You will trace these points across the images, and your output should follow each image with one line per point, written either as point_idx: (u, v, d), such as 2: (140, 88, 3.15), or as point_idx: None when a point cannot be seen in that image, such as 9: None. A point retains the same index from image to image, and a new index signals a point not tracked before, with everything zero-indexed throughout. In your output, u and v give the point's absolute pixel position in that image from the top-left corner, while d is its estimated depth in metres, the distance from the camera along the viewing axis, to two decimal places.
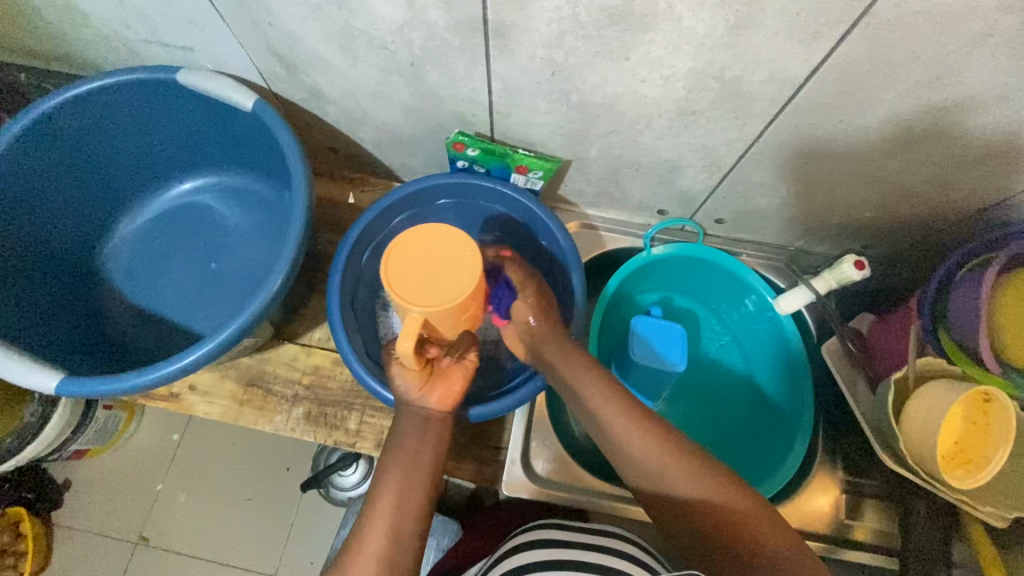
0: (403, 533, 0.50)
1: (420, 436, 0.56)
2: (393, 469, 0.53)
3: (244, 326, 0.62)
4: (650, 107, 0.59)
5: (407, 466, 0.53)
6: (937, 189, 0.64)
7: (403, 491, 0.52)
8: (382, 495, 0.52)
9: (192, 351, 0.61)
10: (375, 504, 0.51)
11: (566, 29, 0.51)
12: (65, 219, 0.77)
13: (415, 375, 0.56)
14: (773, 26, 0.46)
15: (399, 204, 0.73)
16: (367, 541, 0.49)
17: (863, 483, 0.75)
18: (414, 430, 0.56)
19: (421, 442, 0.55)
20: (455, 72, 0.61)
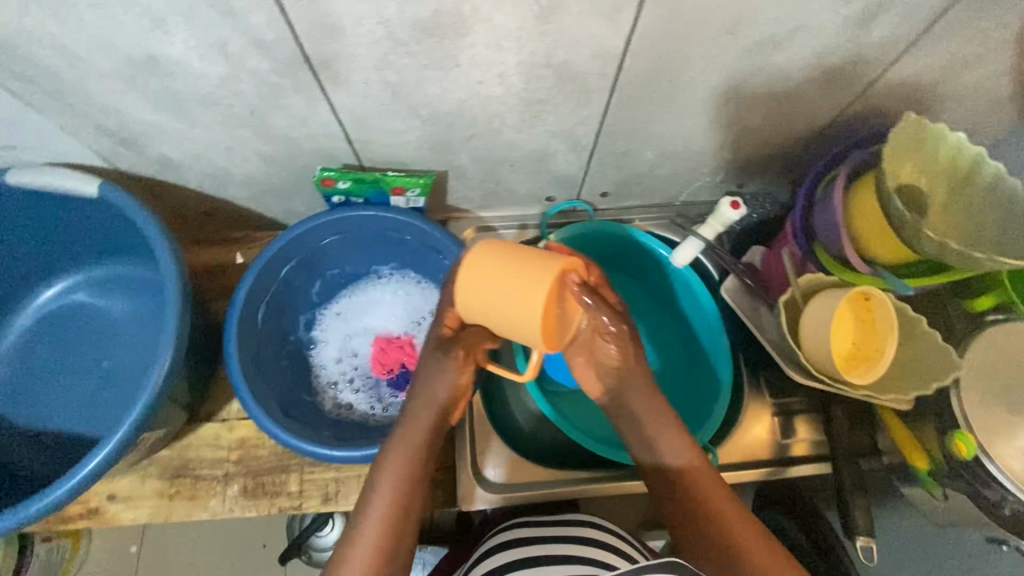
0: (397, 536, 0.55)
1: (424, 454, 0.57)
2: (393, 471, 0.56)
3: (140, 420, 0.59)
4: (498, 106, 0.61)
5: (404, 487, 0.56)
6: (778, 122, 0.69)
7: (405, 484, 0.56)
8: (384, 482, 0.56)
9: (87, 460, 0.57)
10: (378, 490, 0.56)
11: (388, 50, 0.51)
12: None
13: (458, 386, 0.57)
14: (575, 8, 0.48)
15: (286, 253, 0.71)
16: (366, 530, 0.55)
17: (790, 401, 0.80)
18: (420, 446, 0.57)
19: (426, 429, 0.57)
20: (298, 112, 0.60)
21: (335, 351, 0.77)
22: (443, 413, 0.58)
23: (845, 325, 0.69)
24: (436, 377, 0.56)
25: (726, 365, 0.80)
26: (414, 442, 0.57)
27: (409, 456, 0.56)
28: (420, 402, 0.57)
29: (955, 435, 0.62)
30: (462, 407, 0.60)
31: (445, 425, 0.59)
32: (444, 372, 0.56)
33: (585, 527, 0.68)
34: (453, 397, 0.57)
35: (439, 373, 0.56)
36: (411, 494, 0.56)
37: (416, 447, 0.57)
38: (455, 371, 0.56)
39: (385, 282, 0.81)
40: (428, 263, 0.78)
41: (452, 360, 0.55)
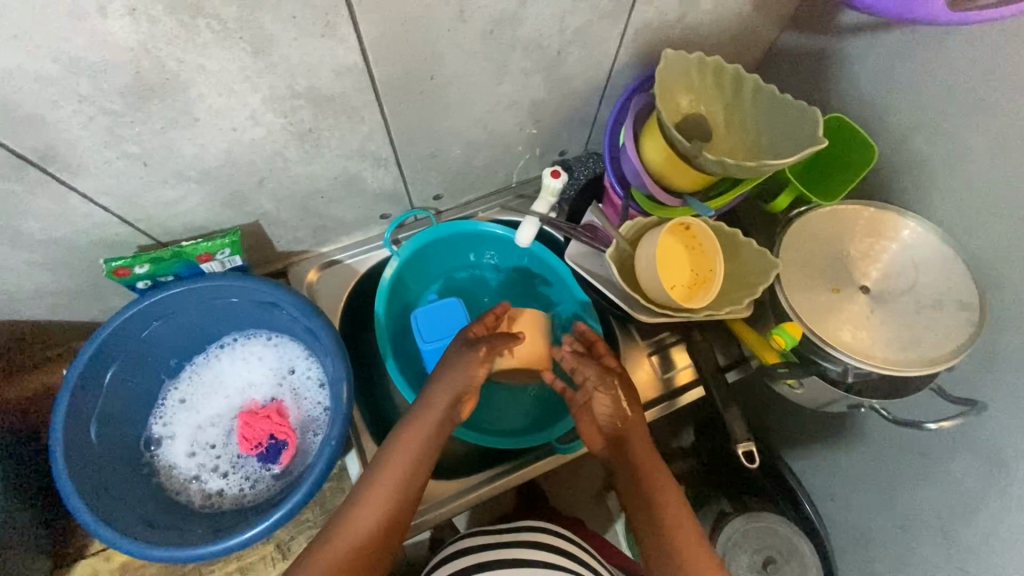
0: (400, 501, 0.59)
1: (432, 451, 0.62)
2: (418, 434, 0.62)
3: None
4: (269, 145, 0.58)
5: (406, 483, 0.60)
6: (562, 88, 0.71)
7: (419, 449, 0.61)
8: (407, 436, 0.62)
9: None
10: (400, 446, 0.61)
11: (109, 124, 0.48)
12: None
13: (477, 379, 0.65)
14: (286, 36, 0.46)
15: (104, 359, 0.65)
16: (370, 494, 0.58)
17: (661, 337, 0.84)
18: (432, 440, 0.62)
19: (457, 384, 0.64)
20: (51, 212, 0.55)
21: (187, 444, 0.73)
22: (457, 406, 0.65)
23: (678, 256, 0.71)
24: (457, 368, 0.65)
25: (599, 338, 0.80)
26: (427, 437, 0.62)
27: (417, 454, 0.61)
28: (441, 392, 0.64)
29: (775, 329, 0.66)
30: (468, 406, 0.66)
31: (459, 418, 0.66)
32: (468, 362, 0.65)
33: (534, 530, 0.77)
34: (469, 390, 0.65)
35: (461, 365, 0.64)
36: (410, 495, 0.60)
37: (427, 443, 0.62)
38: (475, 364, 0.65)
39: (232, 351, 0.77)
40: (272, 320, 0.75)
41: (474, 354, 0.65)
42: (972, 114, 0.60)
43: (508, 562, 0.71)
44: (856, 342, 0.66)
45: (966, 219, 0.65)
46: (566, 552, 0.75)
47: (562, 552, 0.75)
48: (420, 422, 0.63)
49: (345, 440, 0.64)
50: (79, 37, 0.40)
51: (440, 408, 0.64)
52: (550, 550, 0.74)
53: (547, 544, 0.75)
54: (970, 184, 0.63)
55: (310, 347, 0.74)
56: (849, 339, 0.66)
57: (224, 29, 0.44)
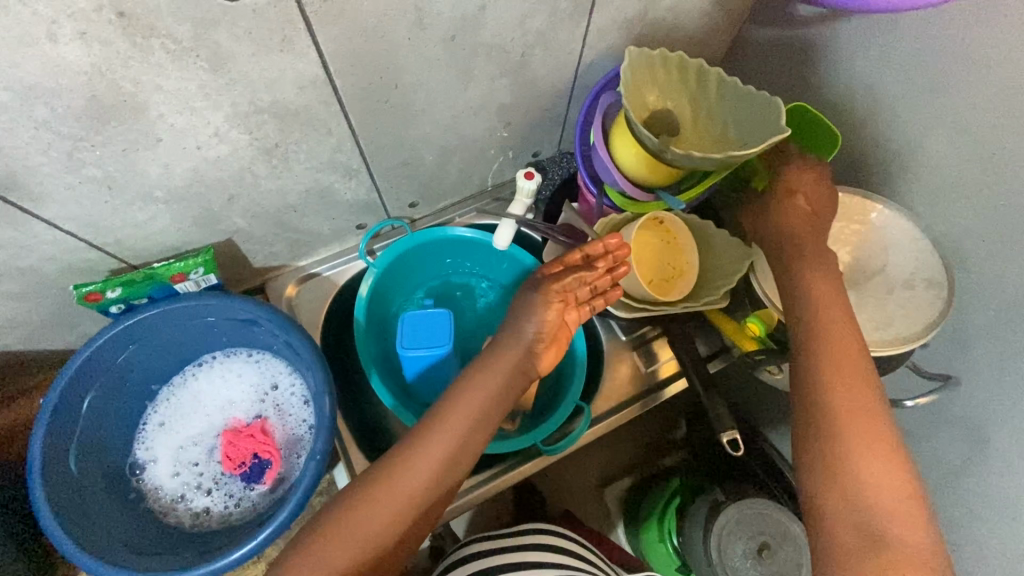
0: (463, 447, 0.58)
1: (482, 422, 0.59)
2: (488, 374, 0.61)
3: None
4: (236, 162, 0.58)
5: (448, 458, 0.57)
6: (530, 90, 0.72)
7: (487, 391, 0.60)
8: (480, 372, 0.61)
9: None
10: (470, 386, 0.61)
11: (66, 150, 0.47)
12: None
13: (548, 324, 0.63)
14: (243, 51, 0.46)
15: (78, 386, 0.64)
16: (437, 431, 0.57)
17: (643, 331, 0.84)
18: (481, 411, 0.60)
19: (527, 323, 0.63)
20: (14, 241, 0.54)
21: (169, 466, 0.72)
22: (526, 357, 0.63)
23: (654, 249, 0.72)
24: (530, 312, 0.63)
25: (579, 339, 0.80)
26: (477, 407, 0.59)
27: (461, 426, 0.58)
28: (506, 348, 0.63)
29: (752, 316, 0.70)
30: (549, 355, 0.64)
31: (532, 369, 0.64)
32: (536, 305, 0.63)
33: (539, 532, 0.78)
34: (542, 335, 0.63)
35: (530, 311, 0.63)
36: (448, 471, 0.57)
37: (478, 413, 0.59)
38: (544, 309, 0.63)
39: (211, 369, 0.76)
40: (252, 337, 0.74)
41: (543, 295, 0.63)
42: (928, 96, 0.62)
43: (514, 564, 0.71)
44: None
45: (930, 199, 0.66)
46: (564, 551, 0.75)
47: (561, 550, 0.75)
48: (476, 389, 0.60)
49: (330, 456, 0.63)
50: (30, 63, 0.40)
51: (501, 368, 0.61)
52: (554, 551, 0.75)
53: (552, 546, 0.75)
54: (931, 165, 0.64)
55: (293, 363, 0.73)
56: None
57: (180, 48, 0.43)
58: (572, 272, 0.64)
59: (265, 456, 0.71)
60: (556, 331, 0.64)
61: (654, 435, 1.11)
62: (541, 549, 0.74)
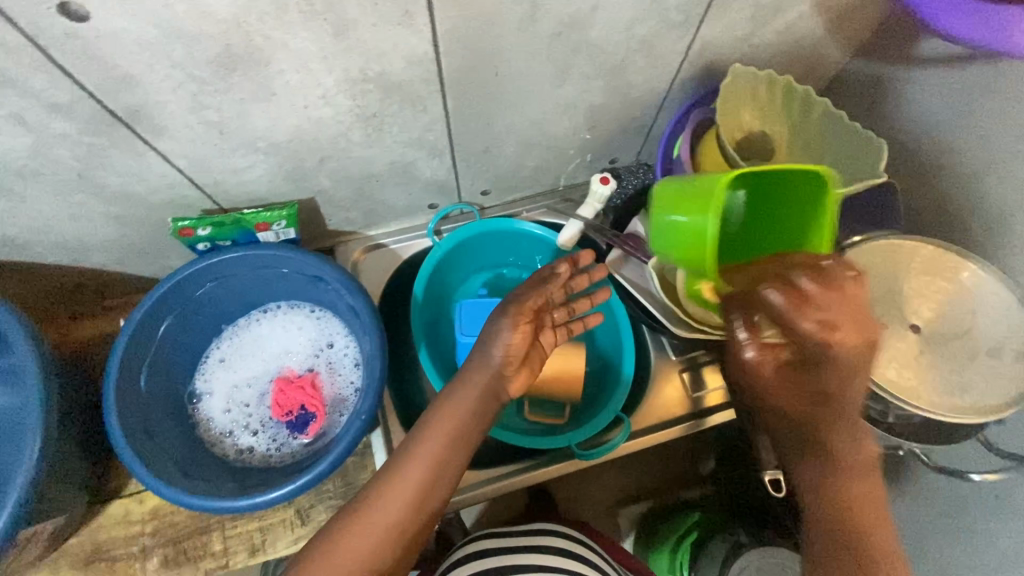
0: (443, 471, 0.55)
1: (457, 446, 0.56)
2: (460, 398, 0.57)
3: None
4: (335, 125, 0.61)
5: (424, 485, 0.54)
6: (623, 94, 0.72)
7: (458, 414, 0.57)
8: (455, 396, 0.57)
9: None
10: (442, 411, 0.57)
11: (194, 90, 0.51)
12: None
13: (515, 346, 0.59)
14: (366, 20, 0.48)
15: (158, 313, 0.69)
16: (412, 460, 0.55)
17: (696, 355, 0.82)
18: (455, 434, 0.56)
19: (496, 346, 0.58)
20: (131, 167, 0.59)
21: (223, 401, 0.76)
22: (496, 382, 0.58)
23: None
24: (495, 333, 0.59)
25: (629, 358, 0.79)
26: (450, 431, 0.56)
27: (434, 452, 0.55)
28: (473, 373, 0.58)
29: None
30: (520, 378, 0.60)
31: (503, 393, 0.58)
32: (501, 328, 0.59)
33: (555, 537, 0.77)
34: (510, 357, 0.58)
35: (497, 332, 0.59)
36: (426, 495, 0.54)
37: (452, 437, 0.56)
38: (510, 331, 0.59)
39: (274, 318, 0.80)
40: (317, 293, 0.77)
41: (509, 319, 0.59)
42: None
43: (544, 568, 0.71)
44: (900, 381, 0.62)
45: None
46: (583, 560, 0.75)
47: (579, 559, 0.75)
48: (446, 417, 0.56)
49: (366, 429, 0.65)
50: (181, 6, 0.43)
51: (471, 391, 0.58)
52: (571, 559, 0.74)
53: (572, 553, 0.75)
54: None
55: (349, 324, 0.76)
56: (895, 377, 0.63)
57: (311, 9, 0.46)
58: (544, 293, 0.62)
59: (299, 412, 0.74)
60: (523, 353, 0.59)
61: (681, 463, 1.09)
62: (558, 555, 0.74)
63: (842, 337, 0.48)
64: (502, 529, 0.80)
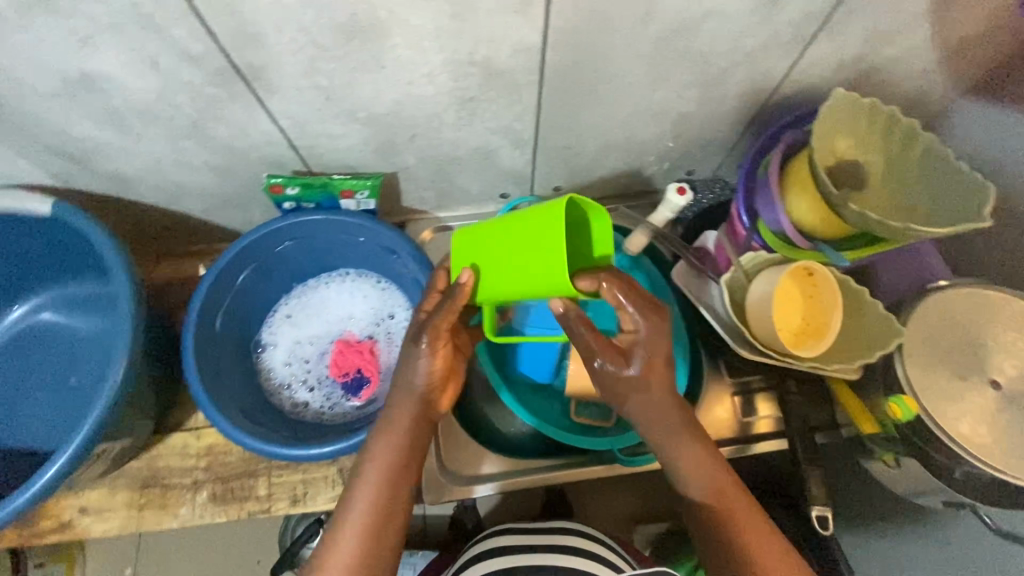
0: (394, 498, 0.54)
1: (401, 477, 0.55)
2: (393, 425, 0.56)
3: (79, 447, 0.60)
4: (432, 105, 0.63)
5: (379, 519, 0.53)
6: (715, 106, 0.71)
7: (393, 444, 0.55)
8: (391, 427, 0.56)
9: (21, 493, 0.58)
10: (379, 439, 0.56)
11: (312, 55, 0.53)
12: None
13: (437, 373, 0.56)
14: (486, 5, 0.50)
15: (240, 262, 0.73)
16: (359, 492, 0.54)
17: (749, 380, 0.80)
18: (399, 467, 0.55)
19: (417, 377, 0.56)
20: (239, 122, 0.62)
21: (285, 355, 0.80)
22: (425, 409, 0.57)
23: (792, 300, 0.70)
24: (413, 369, 0.56)
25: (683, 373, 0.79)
26: (391, 465, 0.55)
27: (378, 491, 0.54)
28: (399, 404, 0.56)
29: (893, 398, 0.64)
30: (445, 398, 0.59)
31: (432, 417, 0.58)
32: (415, 357, 0.55)
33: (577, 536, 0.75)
34: (433, 384, 0.56)
35: (414, 362, 0.55)
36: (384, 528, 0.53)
37: (396, 470, 0.55)
38: (430, 359, 0.55)
39: (341, 283, 0.83)
40: (385, 265, 0.80)
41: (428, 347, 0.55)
42: None
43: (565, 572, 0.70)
44: (974, 436, 0.60)
45: None
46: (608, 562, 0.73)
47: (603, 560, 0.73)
48: (386, 443, 0.56)
49: None
50: None
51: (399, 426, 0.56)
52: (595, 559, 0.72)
53: (601, 557, 0.73)
54: None
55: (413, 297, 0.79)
56: (966, 431, 0.60)
57: None
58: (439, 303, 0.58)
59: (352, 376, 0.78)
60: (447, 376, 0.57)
61: None
62: (582, 555, 0.72)
63: (635, 327, 0.52)
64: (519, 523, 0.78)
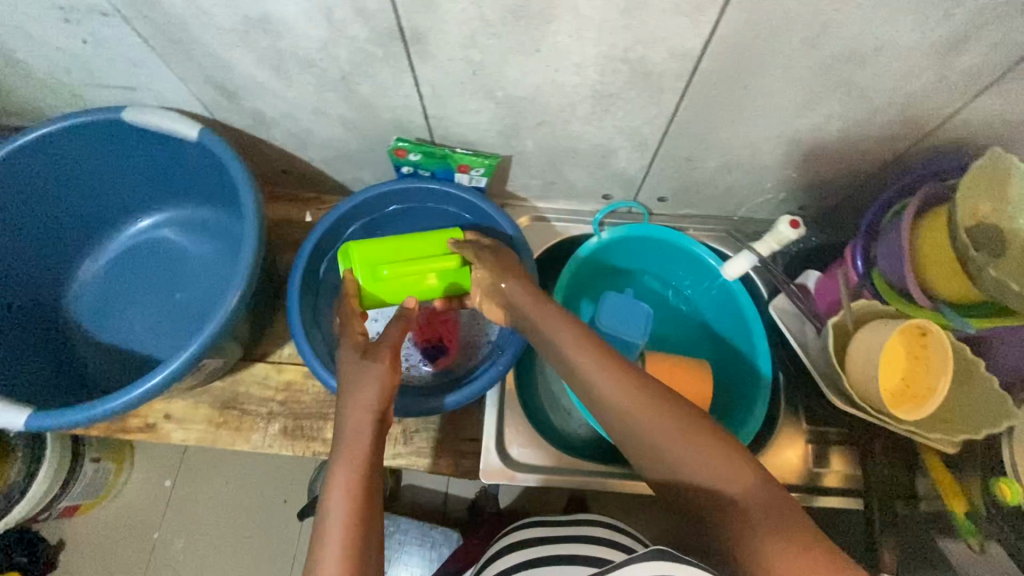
0: (371, 500, 0.49)
1: (370, 499, 0.50)
2: (355, 426, 0.54)
3: (188, 361, 0.62)
4: (571, 95, 0.63)
5: (358, 543, 0.46)
6: (853, 143, 0.68)
7: (353, 446, 0.52)
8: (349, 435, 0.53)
9: (126, 391, 0.61)
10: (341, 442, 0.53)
11: (476, 29, 0.55)
12: (11, 268, 0.75)
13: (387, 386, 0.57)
14: (660, 5, 0.50)
15: (351, 215, 0.76)
16: (334, 499, 0.48)
17: (827, 431, 0.78)
18: (366, 486, 0.50)
19: (370, 384, 0.56)
20: (384, 82, 0.64)
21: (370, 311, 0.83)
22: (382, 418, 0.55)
23: (896, 358, 0.67)
24: (363, 381, 0.57)
25: (759, 409, 0.78)
26: (360, 483, 0.50)
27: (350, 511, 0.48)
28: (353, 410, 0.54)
29: (1002, 477, 0.60)
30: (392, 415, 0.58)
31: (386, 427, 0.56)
32: (366, 371, 0.57)
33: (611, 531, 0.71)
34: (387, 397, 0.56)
35: (365, 377, 0.57)
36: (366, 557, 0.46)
37: (367, 484, 0.50)
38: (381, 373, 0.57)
39: None
40: None
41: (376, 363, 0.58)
42: None
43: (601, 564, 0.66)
44: None
45: None
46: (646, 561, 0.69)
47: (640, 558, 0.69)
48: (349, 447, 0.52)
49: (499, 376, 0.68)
50: None
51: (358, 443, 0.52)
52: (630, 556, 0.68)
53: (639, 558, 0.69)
54: None
55: None
56: None
57: None
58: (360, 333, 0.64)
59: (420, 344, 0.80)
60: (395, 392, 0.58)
61: None
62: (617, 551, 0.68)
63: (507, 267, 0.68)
64: (547, 518, 0.75)
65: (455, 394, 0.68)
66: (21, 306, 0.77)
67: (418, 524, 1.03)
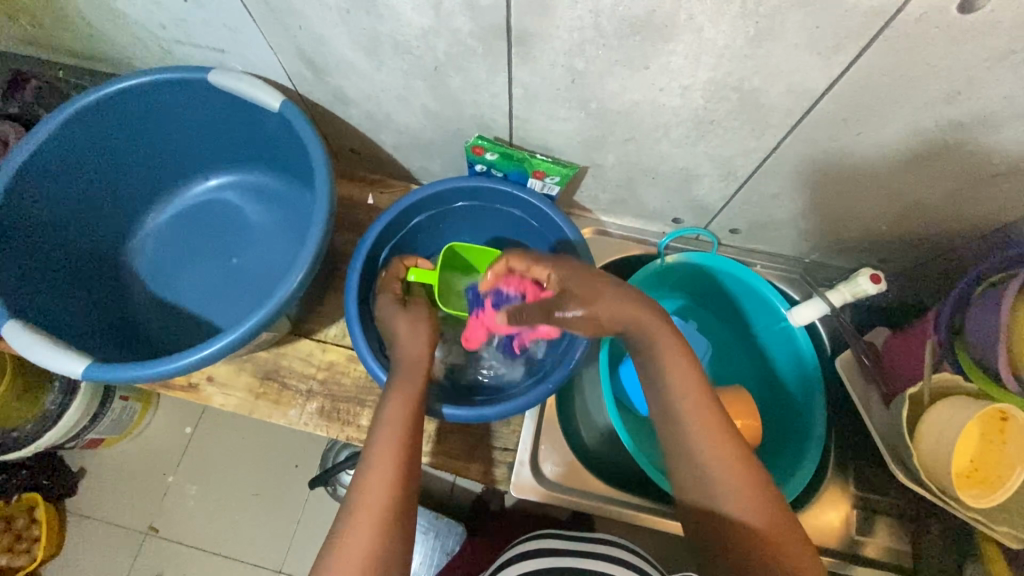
0: (419, 423, 0.56)
1: (414, 440, 0.54)
2: (408, 364, 0.61)
3: (244, 334, 0.62)
4: (668, 116, 0.60)
5: (406, 455, 0.53)
6: (958, 204, 0.64)
7: (406, 380, 0.59)
8: (404, 370, 0.61)
9: (181, 356, 0.61)
10: (398, 375, 0.60)
11: (587, 38, 0.52)
12: (84, 212, 0.76)
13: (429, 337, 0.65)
14: (793, 38, 0.47)
15: (417, 206, 0.75)
16: (387, 414, 0.56)
17: (873, 498, 0.74)
18: (411, 433, 0.54)
19: (418, 331, 0.65)
20: (477, 77, 0.62)
21: None
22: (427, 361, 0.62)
23: (968, 440, 0.63)
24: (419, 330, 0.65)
25: (809, 463, 0.74)
26: (412, 406, 0.57)
27: (396, 463, 0.52)
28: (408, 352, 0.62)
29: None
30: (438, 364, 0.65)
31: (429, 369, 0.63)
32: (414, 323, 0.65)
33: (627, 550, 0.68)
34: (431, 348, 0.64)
35: (416, 329, 0.65)
36: (402, 500, 0.50)
37: (417, 407, 0.57)
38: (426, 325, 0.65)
39: None
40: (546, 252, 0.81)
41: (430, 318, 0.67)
42: None
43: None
44: None
45: None
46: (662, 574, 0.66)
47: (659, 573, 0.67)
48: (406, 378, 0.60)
49: (534, 399, 0.65)
50: None
51: (410, 395, 0.58)
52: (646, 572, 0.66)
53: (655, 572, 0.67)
54: None
55: None
56: None
57: (753, 9, 0.45)
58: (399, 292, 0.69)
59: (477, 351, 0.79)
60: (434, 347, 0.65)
61: None
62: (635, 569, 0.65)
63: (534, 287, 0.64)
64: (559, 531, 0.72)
65: (456, 406, 0.66)
66: (85, 251, 0.78)
67: (428, 512, 1.02)
